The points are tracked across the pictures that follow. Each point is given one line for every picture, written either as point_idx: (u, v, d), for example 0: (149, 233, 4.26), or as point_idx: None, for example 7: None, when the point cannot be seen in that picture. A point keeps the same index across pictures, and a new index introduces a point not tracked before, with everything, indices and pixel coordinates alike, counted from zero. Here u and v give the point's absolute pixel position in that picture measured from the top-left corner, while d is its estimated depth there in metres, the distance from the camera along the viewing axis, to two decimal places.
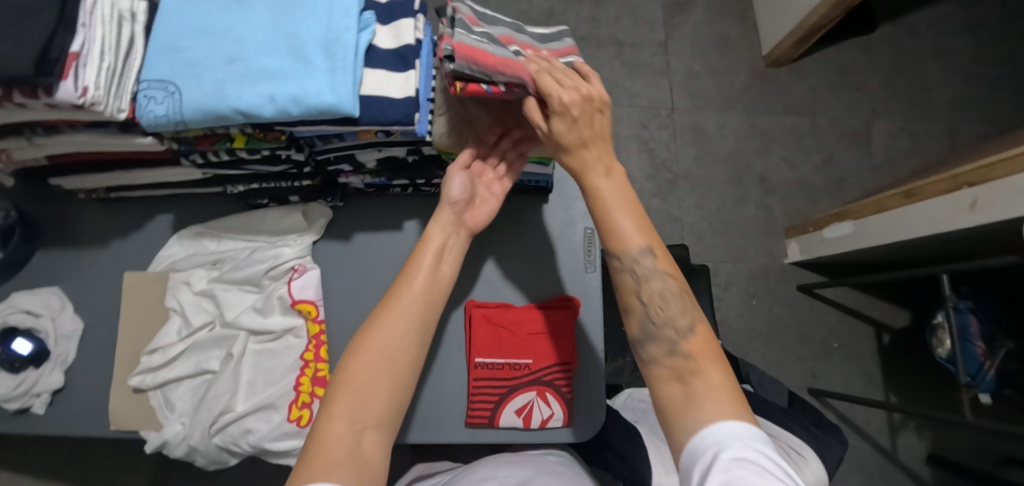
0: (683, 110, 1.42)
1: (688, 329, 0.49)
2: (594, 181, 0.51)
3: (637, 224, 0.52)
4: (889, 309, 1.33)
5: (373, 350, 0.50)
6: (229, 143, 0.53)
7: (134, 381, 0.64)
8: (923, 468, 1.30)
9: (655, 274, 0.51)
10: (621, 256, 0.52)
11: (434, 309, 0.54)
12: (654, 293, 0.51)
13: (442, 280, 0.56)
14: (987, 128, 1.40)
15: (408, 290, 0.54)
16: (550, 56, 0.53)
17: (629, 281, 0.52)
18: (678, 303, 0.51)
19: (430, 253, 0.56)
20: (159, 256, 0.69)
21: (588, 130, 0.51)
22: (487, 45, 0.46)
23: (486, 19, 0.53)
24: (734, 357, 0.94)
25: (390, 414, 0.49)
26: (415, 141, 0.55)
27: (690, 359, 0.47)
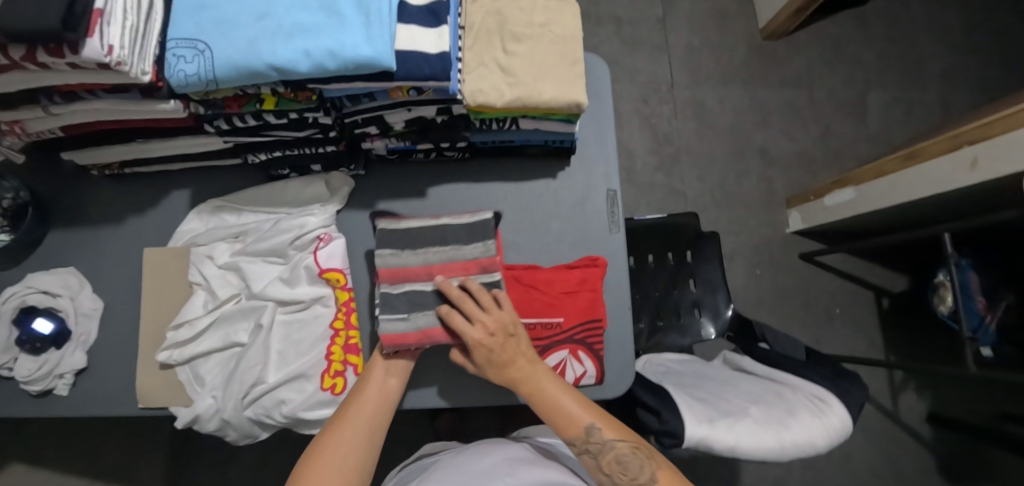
0: (683, 85, 1.43)
1: (650, 478, 0.51)
2: (532, 385, 0.57)
3: (577, 403, 0.56)
4: (889, 274, 1.37)
5: (325, 458, 0.52)
6: (258, 105, 0.52)
7: (161, 357, 0.63)
8: (924, 426, 1.35)
9: (608, 444, 0.54)
10: (575, 440, 0.55)
11: (386, 411, 0.58)
12: (614, 461, 0.53)
13: (390, 395, 0.60)
14: (978, 96, 1.43)
15: (358, 404, 0.57)
16: (464, 283, 0.59)
17: (590, 461, 0.54)
18: (637, 462, 0.53)
19: (376, 374, 0.60)
20: (179, 231, 0.68)
21: (510, 355, 0.56)
22: (408, 318, 0.59)
23: (411, 242, 0.61)
24: (747, 320, 0.95)
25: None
26: (446, 99, 0.55)
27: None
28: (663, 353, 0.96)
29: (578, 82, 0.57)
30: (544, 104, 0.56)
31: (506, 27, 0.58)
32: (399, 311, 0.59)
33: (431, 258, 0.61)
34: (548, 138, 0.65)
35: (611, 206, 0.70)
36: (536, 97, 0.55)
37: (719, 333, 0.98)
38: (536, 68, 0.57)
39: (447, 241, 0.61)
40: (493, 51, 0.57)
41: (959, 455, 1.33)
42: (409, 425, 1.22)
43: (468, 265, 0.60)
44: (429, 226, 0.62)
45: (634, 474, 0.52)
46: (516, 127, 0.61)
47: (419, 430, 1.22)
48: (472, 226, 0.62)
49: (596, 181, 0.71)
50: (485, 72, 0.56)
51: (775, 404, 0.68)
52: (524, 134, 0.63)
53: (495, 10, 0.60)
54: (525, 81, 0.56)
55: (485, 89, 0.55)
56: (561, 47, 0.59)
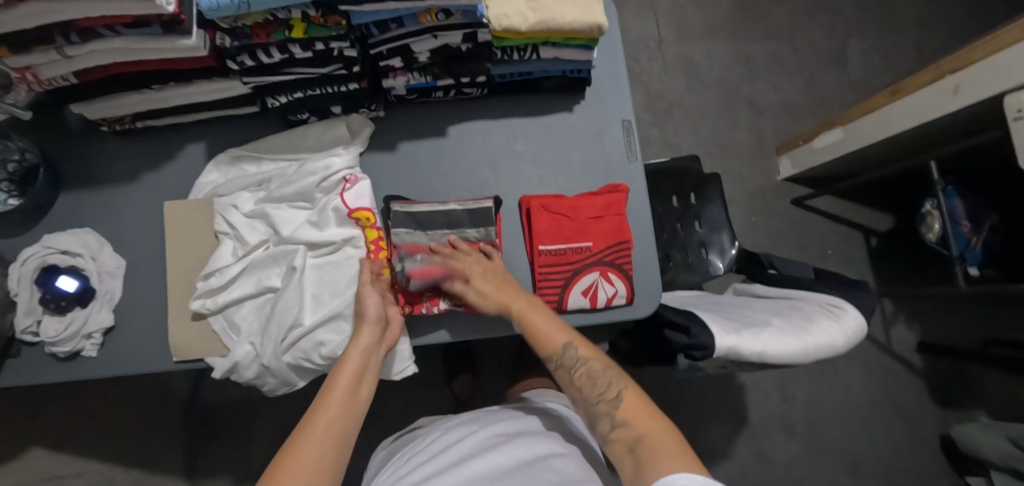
0: (671, 42, 1.46)
1: (616, 397, 0.52)
2: (517, 308, 0.59)
3: (550, 326, 0.59)
4: (875, 214, 1.43)
5: (295, 463, 0.45)
6: (287, 32, 0.52)
7: (194, 306, 0.63)
8: (915, 355, 1.42)
9: (580, 361, 0.57)
10: (552, 358, 0.58)
11: (356, 405, 0.53)
12: (584, 374, 0.56)
13: (359, 402, 0.54)
14: (949, 40, 1.51)
15: (331, 397, 0.52)
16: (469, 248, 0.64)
17: (565, 375, 0.58)
18: (604, 379, 0.55)
19: (350, 371, 0.54)
20: (199, 184, 0.67)
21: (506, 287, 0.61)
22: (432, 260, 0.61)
23: (423, 223, 0.64)
24: (754, 253, 0.99)
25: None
26: (472, 24, 0.55)
27: (627, 428, 0.49)
28: (675, 291, 0.99)
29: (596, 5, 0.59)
30: (566, 26, 0.57)
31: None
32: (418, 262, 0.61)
33: (439, 237, 0.64)
34: (565, 68, 0.66)
35: (627, 136, 0.72)
36: (559, 19, 0.57)
37: (727, 268, 1.01)
38: None
39: (452, 225, 0.64)
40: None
41: (947, 378, 1.41)
42: (427, 388, 1.24)
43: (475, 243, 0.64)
44: (437, 211, 0.64)
45: (602, 389, 0.54)
46: (536, 55, 0.62)
47: (437, 393, 1.23)
48: (474, 211, 0.64)
49: (611, 113, 0.73)
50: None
51: (793, 315, 0.72)
52: (543, 64, 0.65)
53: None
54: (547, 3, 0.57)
55: (509, 12, 0.55)
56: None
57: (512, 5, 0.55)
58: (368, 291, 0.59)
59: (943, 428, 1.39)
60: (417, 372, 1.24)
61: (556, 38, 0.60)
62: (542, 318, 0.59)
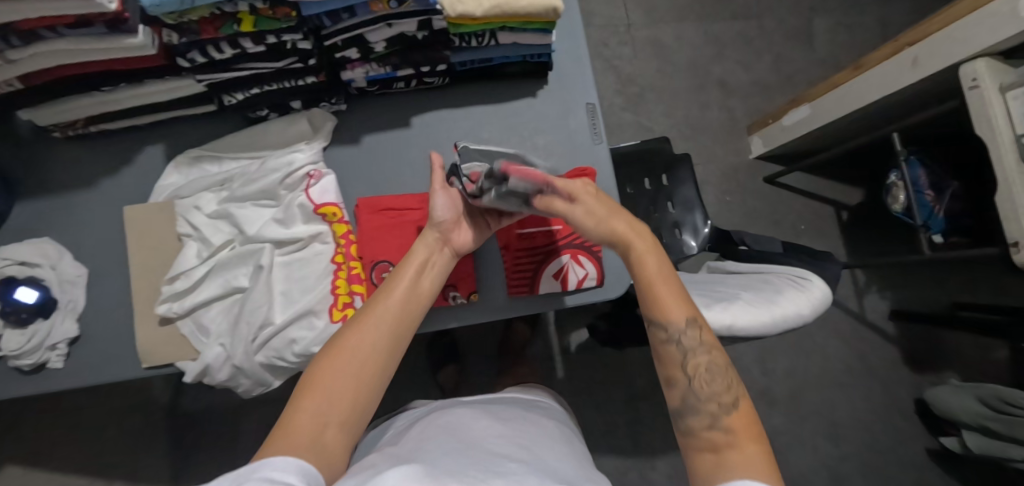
0: (640, 25, 1.46)
1: (732, 402, 0.47)
2: (639, 252, 0.55)
3: (674, 294, 0.53)
4: (846, 188, 1.47)
5: (344, 353, 0.48)
6: (236, 26, 0.51)
7: (161, 310, 0.62)
8: (888, 323, 1.47)
9: (699, 347, 0.50)
10: (666, 327, 0.51)
11: (413, 306, 0.54)
12: (699, 364, 0.50)
13: (423, 296, 0.56)
14: (911, 15, 1.54)
15: (390, 301, 0.53)
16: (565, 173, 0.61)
17: (674, 353, 0.50)
18: (721, 380, 0.50)
19: (413, 264, 0.57)
20: (159, 187, 0.66)
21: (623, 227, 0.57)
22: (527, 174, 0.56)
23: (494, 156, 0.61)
24: (726, 231, 1.01)
25: (355, 408, 0.47)
26: (426, 11, 0.55)
27: (729, 435, 0.45)
28: None
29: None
30: (522, 9, 0.57)
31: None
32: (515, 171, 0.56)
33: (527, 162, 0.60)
34: (525, 53, 0.66)
35: (592, 119, 0.72)
36: (514, 4, 0.56)
37: (701, 247, 1.03)
38: None
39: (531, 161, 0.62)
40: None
41: (920, 344, 1.46)
42: (413, 381, 1.24)
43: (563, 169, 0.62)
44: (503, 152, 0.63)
45: (718, 389, 0.49)
46: (494, 41, 0.62)
47: (423, 386, 1.24)
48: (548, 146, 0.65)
49: (575, 96, 0.73)
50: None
51: (762, 287, 0.73)
52: (502, 50, 0.65)
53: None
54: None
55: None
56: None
57: None
58: (439, 192, 0.60)
59: (917, 392, 1.44)
60: (402, 366, 1.24)
61: (513, 23, 0.60)
62: (666, 287, 0.53)
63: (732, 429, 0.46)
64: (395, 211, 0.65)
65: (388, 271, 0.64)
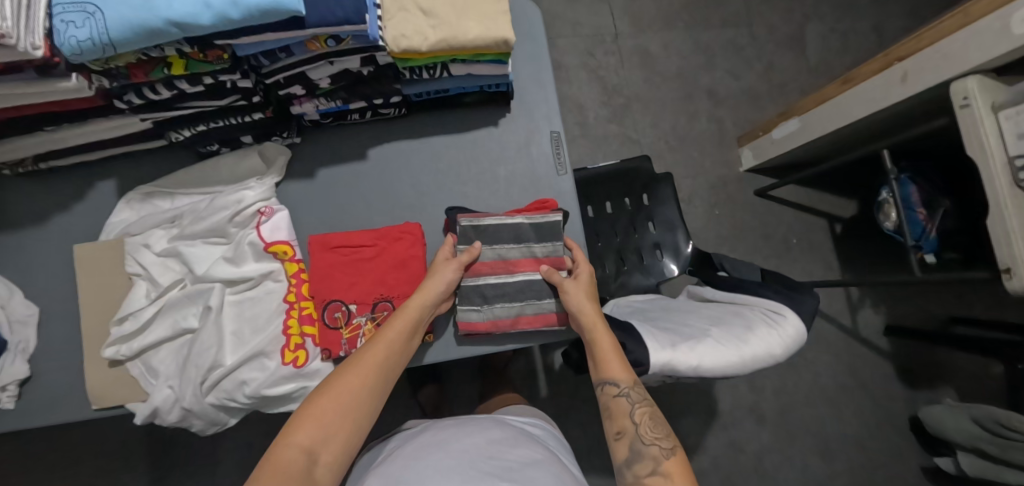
0: (626, 35, 1.42)
1: (671, 447, 0.54)
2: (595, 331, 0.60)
3: (619, 360, 0.59)
4: (839, 200, 1.43)
5: (331, 400, 0.52)
6: (167, 69, 0.49)
7: (108, 353, 0.61)
8: (882, 339, 1.43)
9: (641, 399, 0.58)
10: (617, 383, 0.57)
11: (404, 358, 0.57)
12: (645, 414, 0.57)
13: (410, 350, 0.58)
14: (907, 21, 1.50)
15: (385, 352, 0.56)
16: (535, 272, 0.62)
17: (623, 404, 0.57)
18: (661, 427, 0.56)
19: (405, 326, 0.57)
20: (110, 224, 0.64)
21: (592, 314, 0.60)
22: (480, 316, 0.61)
23: (487, 238, 0.62)
24: (707, 253, 0.98)
25: (341, 452, 0.51)
26: (368, 48, 0.53)
27: (667, 480, 0.50)
28: (628, 296, 0.98)
29: (503, 17, 0.57)
30: (470, 43, 0.55)
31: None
32: (473, 302, 0.61)
33: (506, 253, 0.63)
34: (482, 83, 0.64)
35: (556, 147, 0.70)
36: (461, 37, 0.54)
37: (682, 268, 1.00)
38: (459, 8, 0.56)
39: (520, 240, 0.63)
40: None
41: (916, 359, 1.42)
42: (393, 400, 1.23)
43: (535, 260, 0.63)
44: (503, 224, 0.62)
45: (660, 434, 0.55)
46: (447, 73, 0.60)
47: (403, 405, 1.23)
48: (541, 225, 0.62)
49: (538, 124, 0.71)
50: (406, 15, 0.54)
51: (734, 322, 0.71)
52: (457, 81, 0.63)
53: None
54: (448, 20, 0.55)
55: (408, 33, 0.53)
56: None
57: (411, 25, 0.53)
58: (450, 267, 0.59)
59: (912, 409, 1.40)
60: None
61: (464, 57, 0.58)
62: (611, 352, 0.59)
63: (669, 474, 0.51)
64: (348, 248, 0.63)
65: (340, 310, 0.62)
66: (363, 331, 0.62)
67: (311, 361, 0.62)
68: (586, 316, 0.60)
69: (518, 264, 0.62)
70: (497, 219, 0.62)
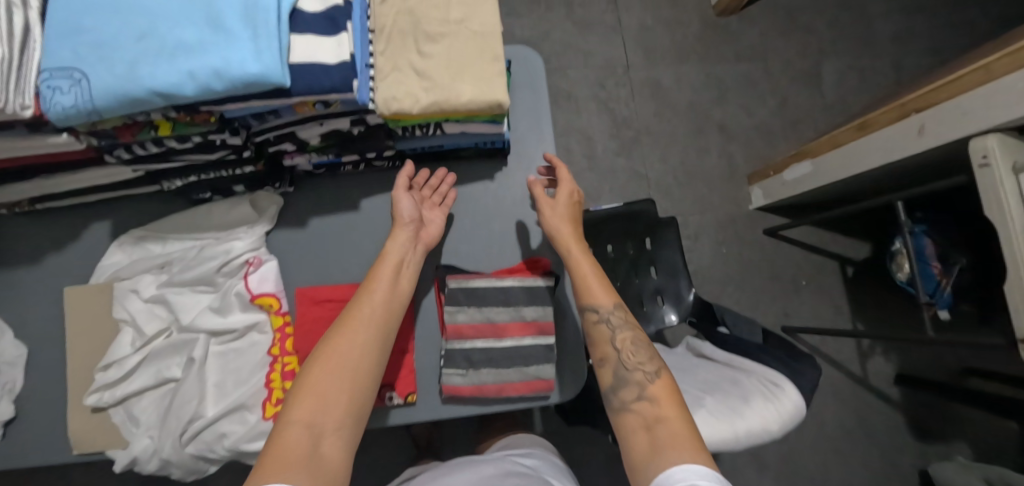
0: (638, 67, 1.39)
1: (656, 370, 0.56)
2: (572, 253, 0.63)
3: (600, 284, 0.62)
4: (852, 243, 1.38)
5: (328, 364, 0.51)
6: (154, 131, 0.48)
7: (90, 401, 0.60)
8: (893, 388, 1.38)
9: (625, 325, 0.60)
10: (597, 310, 0.60)
11: (395, 303, 0.56)
12: (629, 340, 0.60)
13: (401, 294, 0.57)
14: (927, 59, 1.46)
15: (370, 306, 0.54)
16: (524, 337, 0.61)
17: (605, 331, 0.60)
18: (645, 351, 0.59)
19: (389, 266, 0.57)
20: (101, 266, 0.64)
21: (572, 241, 0.63)
22: (465, 381, 0.59)
23: (476, 300, 0.60)
24: (708, 303, 0.95)
25: (350, 419, 0.50)
26: (357, 110, 0.52)
27: (654, 403, 0.53)
28: None
29: (500, 80, 0.56)
30: (464, 106, 0.54)
31: (419, 28, 0.57)
32: (459, 366, 0.59)
33: (495, 316, 0.61)
34: (476, 140, 0.63)
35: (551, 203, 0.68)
36: (453, 101, 0.53)
37: (682, 317, 0.97)
38: (453, 69, 0.55)
39: (509, 303, 0.61)
40: (407, 54, 0.55)
41: (927, 410, 1.37)
42: (382, 432, 1.21)
43: (525, 325, 0.61)
44: (493, 287, 0.61)
45: (643, 359, 0.58)
46: (441, 131, 0.59)
47: (393, 438, 1.20)
48: (532, 288, 0.62)
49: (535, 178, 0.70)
50: (399, 76, 0.54)
51: (730, 392, 0.68)
52: (451, 138, 0.62)
53: (406, 9, 0.58)
54: (442, 82, 0.54)
55: (398, 95, 0.52)
56: (480, 44, 0.57)
57: (402, 87, 0.53)
58: (403, 194, 0.61)
59: (922, 463, 1.35)
60: None
61: (458, 117, 0.57)
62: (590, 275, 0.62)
63: (655, 396, 0.54)
64: (335, 302, 0.62)
65: None
66: None
67: None
68: (566, 243, 0.63)
69: (507, 328, 0.61)
70: (487, 281, 0.61)
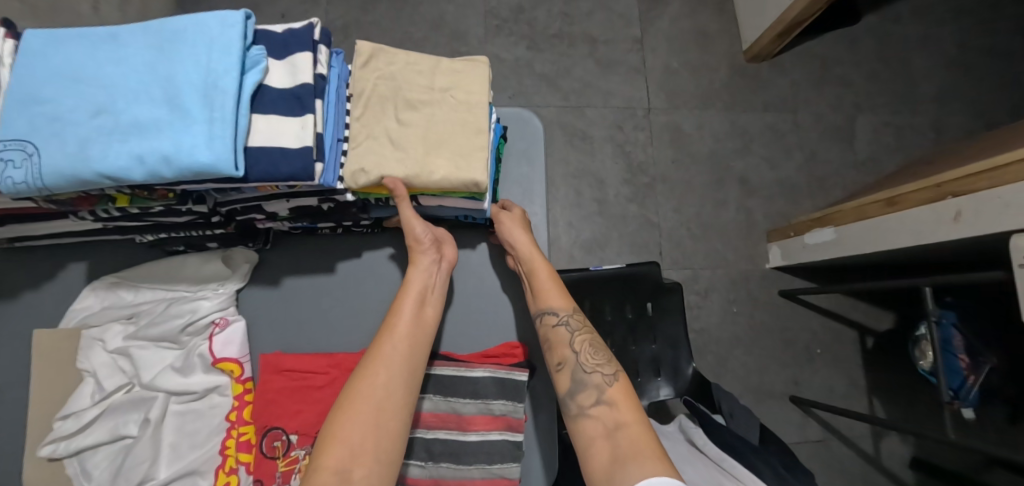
0: (659, 110, 1.34)
1: (612, 373, 0.58)
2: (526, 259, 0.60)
3: (556, 288, 0.61)
4: (875, 311, 1.28)
5: (354, 407, 0.50)
6: (111, 203, 0.48)
7: (45, 451, 0.59)
8: (906, 471, 1.23)
9: (580, 326, 0.61)
10: (556, 312, 0.60)
11: (423, 336, 0.56)
12: (585, 341, 0.60)
13: (427, 324, 0.57)
14: (972, 121, 1.36)
15: (392, 342, 0.54)
16: (490, 433, 0.57)
17: (563, 333, 0.60)
18: (602, 354, 0.60)
19: (412, 295, 0.56)
20: (73, 310, 0.63)
21: (527, 251, 0.60)
22: (427, 474, 0.56)
23: (442, 388, 0.59)
24: (707, 380, 0.89)
25: (382, 466, 0.48)
26: (325, 191, 0.50)
27: (611, 407, 0.55)
28: None
29: (478, 155, 0.52)
30: (435, 183, 0.51)
31: (401, 96, 0.54)
32: (419, 456, 0.57)
33: (460, 407, 0.58)
34: (461, 213, 0.61)
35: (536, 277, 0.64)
36: (424, 177, 0.50)
37: (677, 393, 0.92)
38: (429, 140, 0.52)
39: (478, 395, 0.59)
40: (384, 121, 0.53)
41: None
42: None
43: (493, 420, 0.58)
44: (462, 375, 0.59)
45: (601, 361, 0.59)
46: (418, 203, 0.58)
47: None
48: (504, 383, 0.59)
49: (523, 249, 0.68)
50: (375, 144, 0.52)
51: None
52: (430, 210, 0.60)
53: (388, 74, 0.55)
54: (417, 155, 0.51)
55: (367, 167, 0.50)
56: (463, 115, 0.55)
57: (372, 157, 0.50)
58: (411, 220, 0.55)
59: None
60: None
61: (434, 192, 0.54)
62: (545, 276, 0.61)
63: (614, 401, 0.56)
64: (299, 373, 0.60)
65: (280, 438, 0.58)
66: (299, 465, 0.57)
67: None
68: (521, 247, 0.60)
69: (472, 421, 0.58)
70: (455, 370, 0.59)
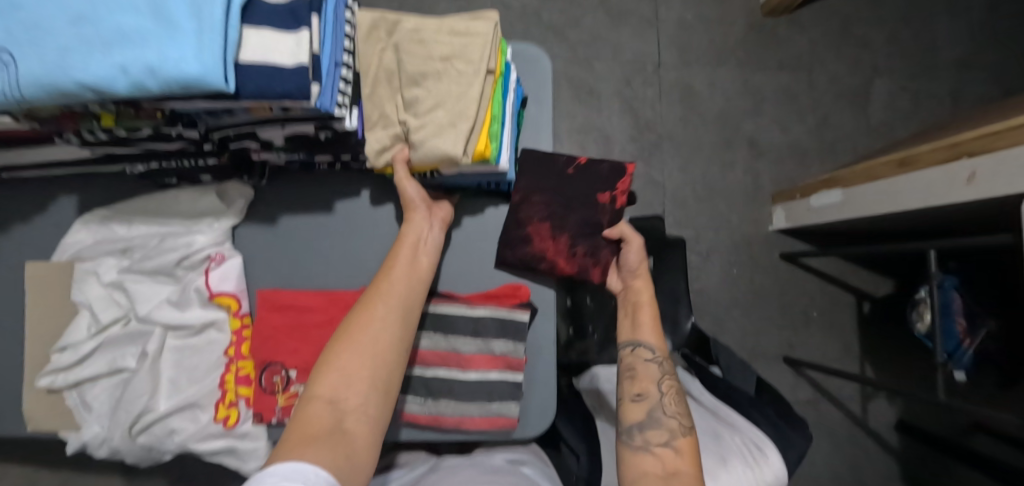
0: (669, 66, 1.29)
1: (688, 427, 0.58)
2: (633, 282, 0.65)
3: (654, 329, 0.63)
4: (874, 277, 1.27)
5: (347, 342, 0.50)
6: (97, 122, 0.45)
7: (44, 382, 0.59)
8: (891, 434, 1.26)
9: (668, 369, 0.62)
10: (654, 350, 0.62)
11: (421, 281, 0.55)
12: (672, 388, 0.61)
13: (422, 271, 0.56)
14: (991, 88, 1.32)
15: (389, 282, 0.54)
16: (488, 371, 0.57)
17: (652, 369, 0.61)
18: (682, 405, 0.60)
19: (407, 246, 0.55)
20: (64, 243, 0.61)
21: (642, 283, 0.65)
22: (424, 410, 0.57)
23: (445, 328, 0.58)
24: (705, 334, 0.89)
25: (376, 398, 0.49)
26: (320, 116, 0.48)
27: (677, 453, 0.55)
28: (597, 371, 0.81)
29: (462, 127, 0.49)
30: (421, 158, 0.51)
31: (403, 69, 0.52)
32: (420, 394, 0.57)
33: (460, 346, 0.58)
34: (480, 181, 0.60)
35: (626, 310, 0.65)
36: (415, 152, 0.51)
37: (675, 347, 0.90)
38: (427, 113, 0.50)
39: (478, 334, 0.58)
40: (393, 99, 0.52)
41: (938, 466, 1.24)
42: None
43: (493, 360, 0.57)
44: (464, 314, 0.59)
45: (679, 410, 0.59)
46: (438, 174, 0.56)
47: None
48: (504, 322, 0.58)
49: None
50: (386, 127, 0.52)
51: (709, 452, 0.63)
52: (450, 179, 0.58)
53: (391, 46, 0.53)
54: (414, 131, 0.50)
55: (384, 144, 0.52)
56: (460, 90, 0.50)
57: (383, 135, 0.52)
58: (405, 181, 0.54)
59: None
60: None
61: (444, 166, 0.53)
62: (649, 314, 0.64)
63: (680, 449, 0.56)
64: (297, 309, 0.59)
65: (279, 374, 0.58)
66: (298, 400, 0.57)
67: (242, 421, 0.59)
68: (639, 279, 0.64)
69: (471, 360, 0.57)
70: (452, 309, 0.59)
